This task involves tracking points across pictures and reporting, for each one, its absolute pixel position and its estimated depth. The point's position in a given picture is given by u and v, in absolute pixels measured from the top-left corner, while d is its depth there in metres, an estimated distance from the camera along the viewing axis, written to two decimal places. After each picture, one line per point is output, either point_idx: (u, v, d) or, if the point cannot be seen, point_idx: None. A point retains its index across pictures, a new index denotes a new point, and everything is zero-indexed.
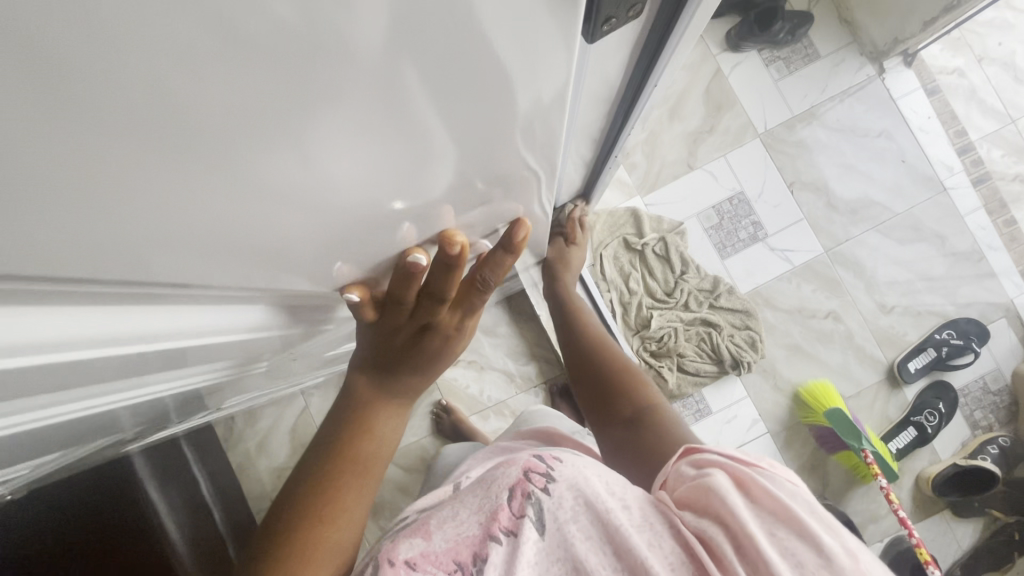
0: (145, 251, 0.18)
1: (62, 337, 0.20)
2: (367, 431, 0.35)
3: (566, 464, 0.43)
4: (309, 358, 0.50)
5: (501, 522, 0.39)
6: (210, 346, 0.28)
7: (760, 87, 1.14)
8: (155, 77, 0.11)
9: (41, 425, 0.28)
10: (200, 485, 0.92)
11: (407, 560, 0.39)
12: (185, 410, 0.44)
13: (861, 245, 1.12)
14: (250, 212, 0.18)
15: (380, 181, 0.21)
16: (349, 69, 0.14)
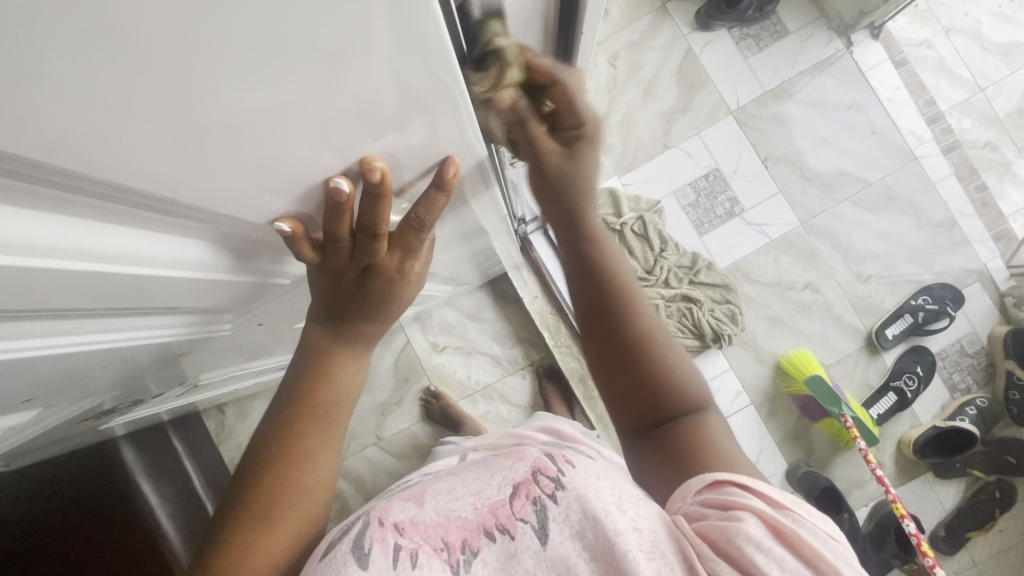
0: (92, 172, 0.17)
1: (25, 286, 0.20)
2: (333, 379, 0.37)
3: (578, 472, 0.40)
4: (283, 329, 0.52)
5: (498, 517, 0.37)
6: (161, 297, 0.28)
7: (731, 65, 1.16)
8: (95, 30, 0.12)
9: (18, 387, 0.29)
10: (193, 479, 0.93)
11: (395, 523, 0.37)
12: (161, 379, 0.45)
13: (836, 217, 1.14)
14: (189, 141, 0.17)
15: (347, 122, 0.20)
16: (297, 31, 0.14)
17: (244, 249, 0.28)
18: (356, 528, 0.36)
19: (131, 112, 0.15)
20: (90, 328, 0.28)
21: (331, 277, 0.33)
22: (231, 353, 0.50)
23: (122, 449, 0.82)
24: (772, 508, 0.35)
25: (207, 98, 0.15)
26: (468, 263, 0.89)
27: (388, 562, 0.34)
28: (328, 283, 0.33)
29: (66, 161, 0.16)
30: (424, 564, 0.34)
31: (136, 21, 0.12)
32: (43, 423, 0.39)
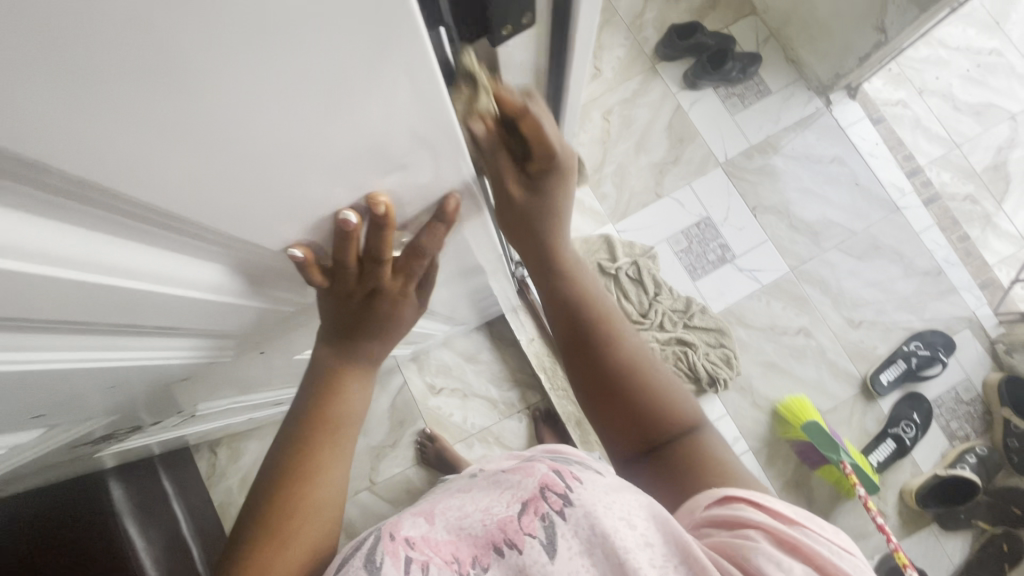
0: (145, 201, 0.19)
1: (56, 304, 0.22)
2: (343, 396, 0.36)
3: (588, 486, 0.37)
4: (285, 362, 0.53)
5: (506, 532, 0.35)
6: (171, 323, 0.30)
7: (719, 121, 1.23)
8: (182, 83, 0.14)
9: (36, 402, 0.30)
10: (180, 523, 0.95)
11: (407, 538, 0.34)
12: (164, 404, 0.46)
13: (825, 264, 1.18)
14: (236, 174, 0.19)
15: (371, 156, 0.22)
16: (335, 82, 0.17)
17: (260, 281, 0.30)
18: (365, 543, 0.34)
19: (168, 149, 0.16)
20: (100, 356, 0.29)
21: (340, 301, 0.33)
22: (234, 383, 0.51)
23: (112, 489, 0.83)
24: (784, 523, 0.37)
25: (242, 133, 0.17)
26: (465, 304, 0.92)
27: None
28: (337, 306, 0.33)
29: (112, 186, 0.17)
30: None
31: (211, 76, 0.14)
32: (41, 448, 0.39)
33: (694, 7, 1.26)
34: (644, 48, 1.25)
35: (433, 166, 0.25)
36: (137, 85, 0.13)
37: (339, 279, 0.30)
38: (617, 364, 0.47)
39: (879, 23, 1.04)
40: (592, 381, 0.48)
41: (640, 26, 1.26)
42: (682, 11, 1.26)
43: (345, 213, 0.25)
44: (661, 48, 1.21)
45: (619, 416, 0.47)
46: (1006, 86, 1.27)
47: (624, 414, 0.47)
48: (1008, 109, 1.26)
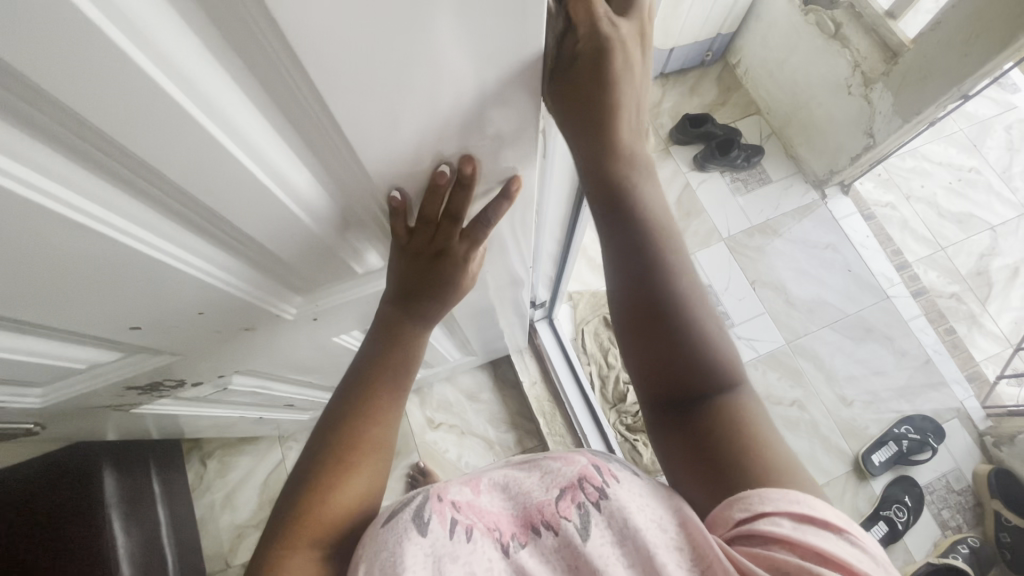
0: (320, 121, 0.26)
1: (219, 201, 0.28)
2: (399, 348, 0.43)
3: (623, 486, 0.39)
4: (324, 343, 0.58)
5: (544, 514, 0.38)
6: (261, 247, 0.35)
7: (724, 202, 1.35)
8: (386, 20, 0.21)
9: (143, 305, 0.35)
10: (160, 528, 0.94)
11: (452, 501, 0.39)
12: (217, 361, 0.50)
13: (818, 340, 1.24)
14: (390, 112, 0.26)
15: (475, 113, 0.29)
16: (473, 38, 0.23)
17: (348, 224, 0.36)
18: (415, 500, 0.39)
19: (352, 86, 0.23)
20: (199, 269, 0.33)
21: (410, 257, 0.40)
22: (277, 355, 0.55)
23: (105, 482, 0.85)
24: (816, 534, 0.33)
25: (404, 81, 0.24)
26: (477, 335, 0.96)
27: (444, 534, 0.36)
28: (406, 264, 0.40)
29: (307, 99, 0.24)
30: (477, 540, 0.37)
31: (402, 19, 0.21)
32: (106, 377, 0.44)
33: (706, 103, 1.42)
34: (659, 133, 1.40)
35: (504, 142, 0.33)
36: (353, 23, 0.20)
37: (417, 231, 0.37)
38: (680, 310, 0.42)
39: (868, 128, 1.15)
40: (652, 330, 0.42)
41: (657, 113, 1.42)
42: (695, 106, 1.42)
43: (440, 167, 0.32)
44: (674, 133, 1.36)
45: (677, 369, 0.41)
46: (984, 201, 1.35)
47: (674, 368, 0.41)
48: (988, 221, 1.33)
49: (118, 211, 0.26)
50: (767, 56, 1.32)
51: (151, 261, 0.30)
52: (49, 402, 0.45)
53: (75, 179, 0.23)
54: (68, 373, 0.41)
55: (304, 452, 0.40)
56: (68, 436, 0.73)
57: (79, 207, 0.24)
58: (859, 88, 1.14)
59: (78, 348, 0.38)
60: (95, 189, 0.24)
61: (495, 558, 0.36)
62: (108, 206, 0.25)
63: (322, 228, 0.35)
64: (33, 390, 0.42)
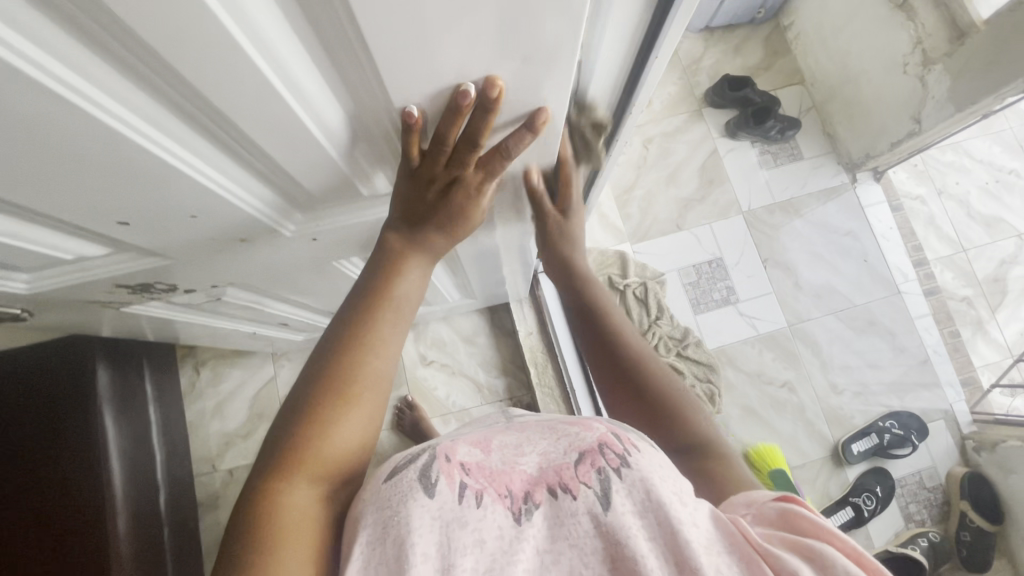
0: (341, 15, 0.23)
1: (224, 96, 0.26)
2: (401, 277, 0.41)
3: (644, 455, 0.39)
4: (322, 266, 0.56)
5: (562, 477, 0.38)
6: (267, 156, 0.33)
7: (749, 173, 1.29)
8: None
9: (137, 203, 0.33)
10: (150, 426, 0.99)
11: (461, 463, 0.39)
12: (211, 270, 0.49)
13: (820, 327, 1.22)
14: (421, 18, 0.23)
15: (514, 33, 0.26)
16: None
17: (357, 137, 0.34)
18: (422, 459, 0.39)
19: None
20: (202, 174, 0.32)
21: (419, 182, 0.37)
22: (274, 272, 0.54)
23: (100, 375, 0.86)
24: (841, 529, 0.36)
25: None
26: (479, 279, 0.95)
27: (452, 497, 0.36)
28: (413, 187, 0.38)
29: None
30: (487, 505, 0.37)
31: None
32: (96, 273, 0.42)
33: (749, 66, 1.34)
34: (695, 91, 1.32)
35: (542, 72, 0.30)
36: None
37: (427, 158, 0.35)
38: (630, 353, 0.55)
39: (916, 113, 1.09)
40: (619, 384, 0.54)
41: (694, 71, 1.34)
42: (737, 66, 1.34)
43: (462, 86, 0.29)
44: (711, 94, 1.28)
45: (640, 403, 0.53)
46: (1018, 206, 1.29)
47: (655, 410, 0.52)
48: (1016, 228, 1.28)
49: (111, 95, 0.23)
50: (823, 21, 1.23)
51: (147, 157, 0.28)
52: (37, 290, 0.44)
53: (79, 61, 0.21)
54: (56, 264, 0.40)
55: (299, 382, 0.39)
56: (60, 327, 0.73)
57: (87, 94, 0.23)
58: (915, 68, 1.07)
59: (67, 239, 0.37)
60: (104, 79, 0.23)
61: (506, 525, 0.36)
62: (108, 92, 0.23)
63: (331, 139, 0.32)
64: (19, 276, 0.41)
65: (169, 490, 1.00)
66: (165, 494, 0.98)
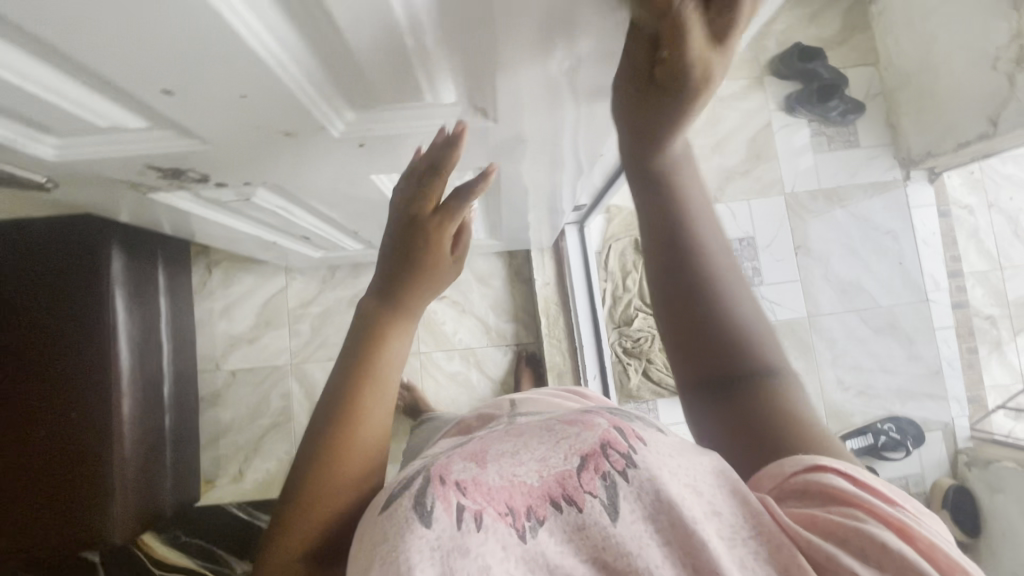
0: None
1: None
2: (386, 344, 0.39)
3: (652, 450, 0.32)
4: (361, 178, 0.53)
5: (564, 487, 0.31)
6: (333, 37, 0.29)
7: (800, 157, 1.24)
8: None
9: (180, 69, 0.29)
10: (159, 317, 0.99)
11: (457, 482, 0.31)
12: (247, 166, 0.46)
13: (838, 322, 1.19)
14: None
15: None
16: None
17: (429, 24, 0.30)
18: (417, 484, 0.32)
19: None
20: (266, 49, 0.29)
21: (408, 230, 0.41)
22: (309, 178, 0.51)
23: (111, 258, 0.86)
24: (882, 495, 0.29)
25: None
26: (507, 222, 0.92)
27: (451, 525, 0.29)
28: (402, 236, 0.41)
29: None
30: (489, 527, 0.29)
31: None
32: (130, 148, 0.40)
33: None
34: None
35: None
36: None
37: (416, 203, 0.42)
38: (704, 279, 0.39)
39: None
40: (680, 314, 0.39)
41: None
42: None
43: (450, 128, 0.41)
44: None
45: (698, 345, 0.39)
46: None
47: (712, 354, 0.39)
48: None
49: None
50: None
51: (204, 9, 0.24)
52: (65, 160, 0.41)
53: None
54: (91, 134, 0.37)
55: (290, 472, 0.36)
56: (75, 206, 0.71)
57: None
58: None
59: (110, 107, 0.34)
60: None
61: (512, 545, 0.28)
62: None
63: (402, 18, 0.28)
64: (48, 142, 0.38)
65: (174, 382, 1.02)
66: (172, 382, 1.01)
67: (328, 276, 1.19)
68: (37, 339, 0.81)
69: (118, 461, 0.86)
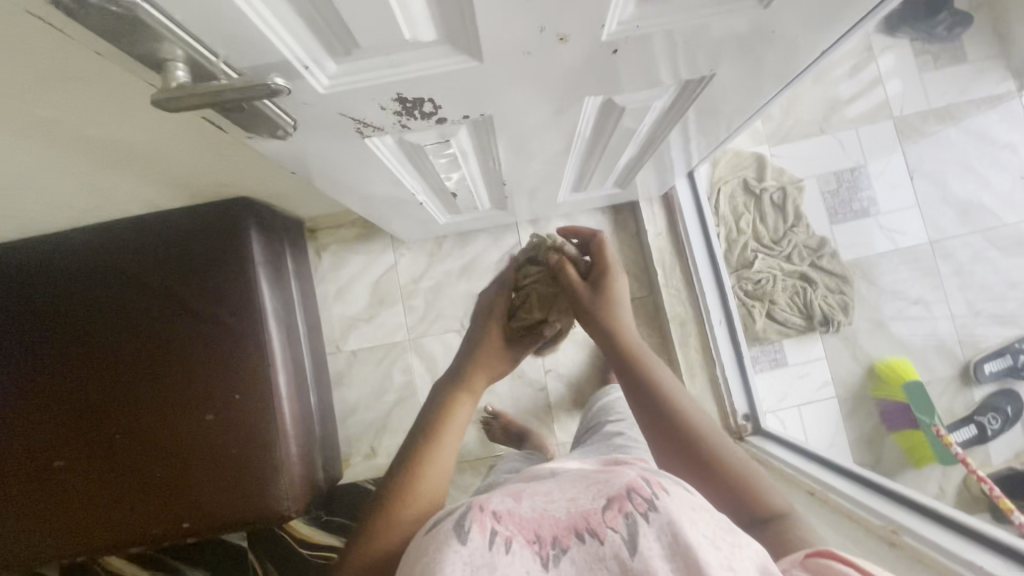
0: None
1: None
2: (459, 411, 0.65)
3: (673, 499, 0.40)
4: (573, 103, 0.53)
5: (590, 522, 0.40)
6: None
7: (907, 75, 1.20)
8: None
9: None
10: (294, 300, 1.01)
11: (494, 510, 0.42)
12: (488, 90, 0.45)
13: (962, 246, 1.14)
14: None
15: None
16: None
17: None
18: (461, 509, 0.43)
19: None
20: None
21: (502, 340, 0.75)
22: (525, 103, 0.50)
23: (250, 239, 0.88)
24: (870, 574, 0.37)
25: None
26: (634, 167, 0.91)
27: (484, 543, 0.39)
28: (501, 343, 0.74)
29: None
30: (516, 552, 0.39)
31: None
32: (405, 71, 0.39)
33: None
34: None
35: None
36: None
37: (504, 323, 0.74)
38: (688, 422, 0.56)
39: None
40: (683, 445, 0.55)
41: None
42: None
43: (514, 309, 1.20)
44: None
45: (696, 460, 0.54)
46: None
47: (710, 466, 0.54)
48: None
49: None
50: None
51: None
52: (331, 92, 0.40)
53: None
54: (379, 53, 0.37)
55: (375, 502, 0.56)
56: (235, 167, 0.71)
57: None
58: None
59: (418, 5, 0.33)
60: None
61: (534, 570, 0.38)
62: None
63: None
64: (327, 70, 0.38)
65: (311, 364, 1.04)
66: (309, 363, 1.03)
67: (436, 248, 1.19)
68: (197, 325, 0.85)
69: (280, 435, 0.88)
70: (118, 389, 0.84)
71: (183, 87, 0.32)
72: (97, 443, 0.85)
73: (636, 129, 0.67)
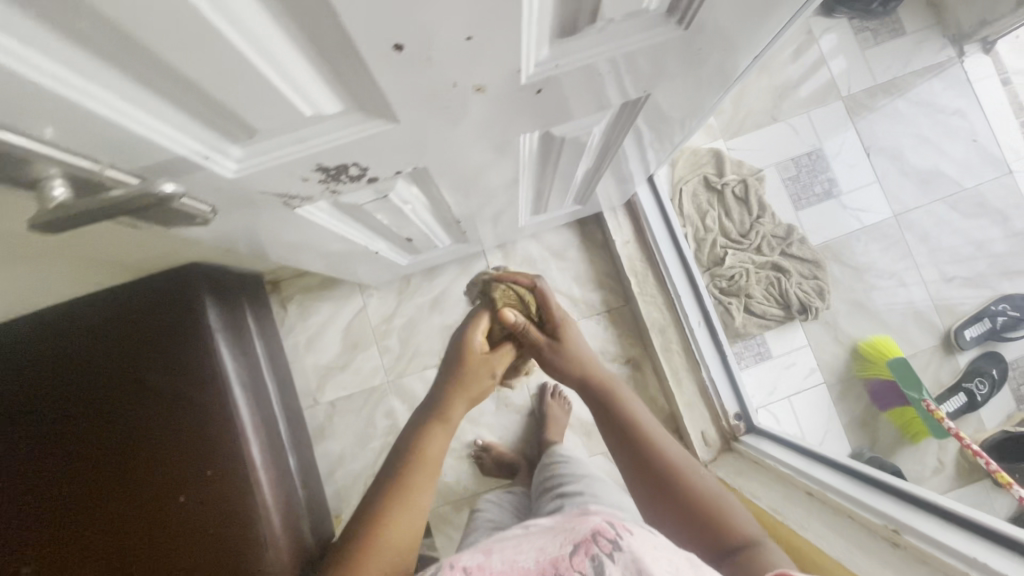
0: None
1: None
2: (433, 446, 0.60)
3: (636, 538, 0.43)
4: (509, 141, 0.51)
5: (559, 566, 0.42)
6: None
7: (850, 52, 1.20)
8: None
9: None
10: (261, 361, 0.97)
11: (465, 566, 0.45)
12: (411, 144, 0.42)
13: (926, 215, 1.15)
14: None
15: None
16: None
17: None
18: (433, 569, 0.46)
19: None
20: None
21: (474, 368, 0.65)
22: (457, 150, 0.48)
23: (207, 308, 0.84)
24: None
25: None
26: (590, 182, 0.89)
27: None
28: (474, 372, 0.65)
29: None
30: None
31: None
32: (317, 143, 0.36)
33: None
34: None
35: None
36: None
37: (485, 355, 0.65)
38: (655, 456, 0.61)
39: None
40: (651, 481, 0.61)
41: None
42: None
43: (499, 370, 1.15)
44: None
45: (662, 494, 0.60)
46: None
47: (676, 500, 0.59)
48: None
49: None
50: None
51: None
52: (242, 176, 0.37)
53: None
54: (284, 131, 0.34)
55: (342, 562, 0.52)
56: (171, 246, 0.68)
57: None
58: None
59: (311, 82, 0.31)
60: None
61: None
62: None
63: None
64: (232, 154, 0.35)
65: (287, 424, 1.00)
66: (285, 424, 0.99)
67: (404, 285, 1.16)
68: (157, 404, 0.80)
69: (260, 507, 0.83)
70: (76, 476, 0.79)
71: (64, 206, 0.29)
72: (64, 540, 0.79)
73: (582, 152, 0.65)
